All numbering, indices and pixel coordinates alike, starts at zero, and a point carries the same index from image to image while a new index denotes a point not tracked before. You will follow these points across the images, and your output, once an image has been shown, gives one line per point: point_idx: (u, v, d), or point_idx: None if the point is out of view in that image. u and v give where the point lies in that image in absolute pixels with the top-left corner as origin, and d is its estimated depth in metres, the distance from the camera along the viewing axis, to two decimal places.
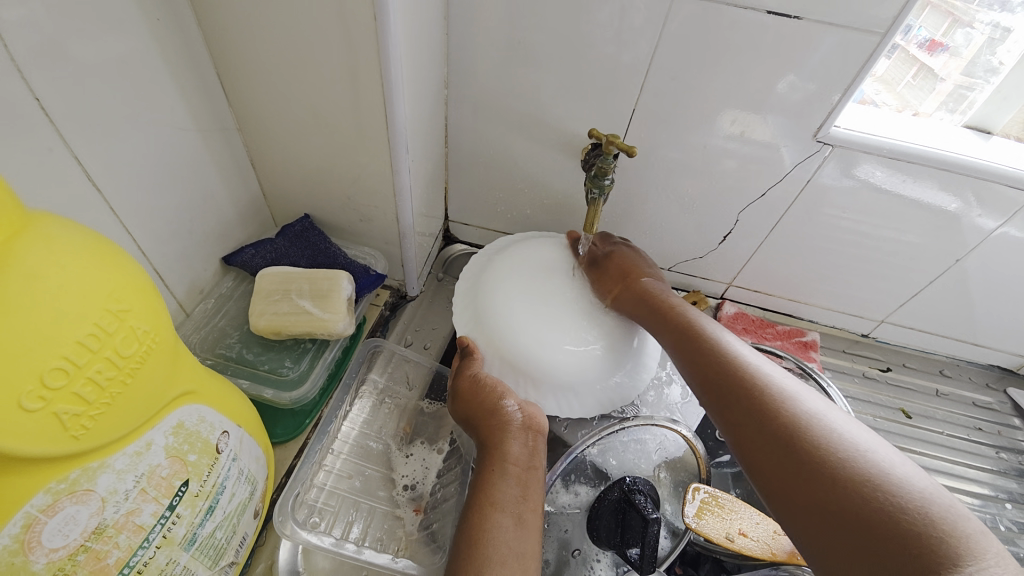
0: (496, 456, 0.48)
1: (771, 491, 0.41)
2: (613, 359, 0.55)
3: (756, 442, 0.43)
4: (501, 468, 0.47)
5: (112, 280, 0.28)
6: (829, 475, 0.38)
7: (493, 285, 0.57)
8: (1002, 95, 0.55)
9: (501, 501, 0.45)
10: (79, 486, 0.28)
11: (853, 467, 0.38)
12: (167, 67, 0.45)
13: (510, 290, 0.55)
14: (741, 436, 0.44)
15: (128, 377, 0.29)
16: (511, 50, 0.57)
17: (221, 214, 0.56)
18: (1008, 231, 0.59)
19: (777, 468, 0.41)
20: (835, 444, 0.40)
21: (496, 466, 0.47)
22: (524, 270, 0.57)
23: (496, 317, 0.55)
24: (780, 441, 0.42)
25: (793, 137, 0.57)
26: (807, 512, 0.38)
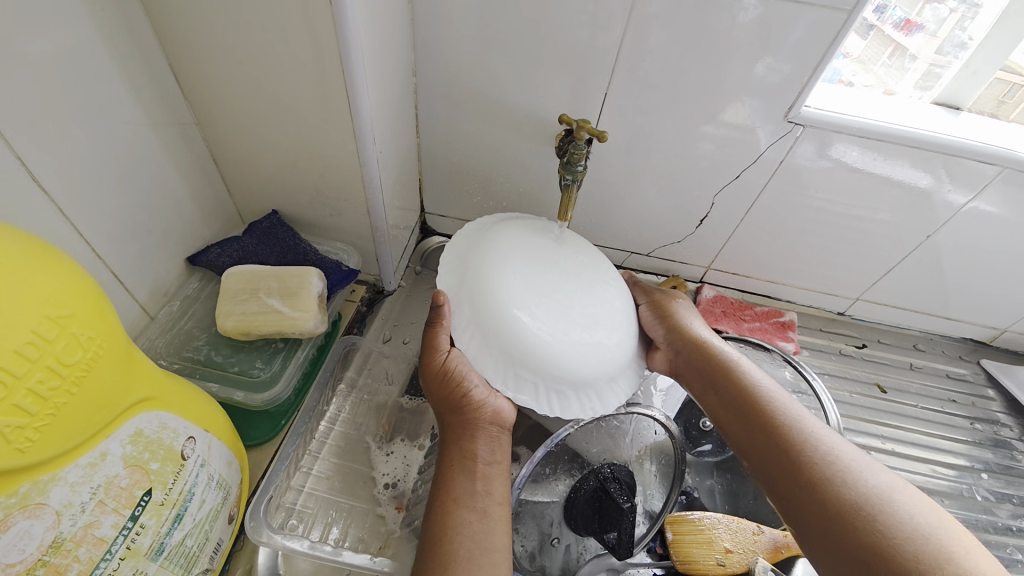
0: (456, 453, 0.48)
1: (808, 536, 0.42)
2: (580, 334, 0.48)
3: (793, 487, 0.45)
4: (461, 463, 0.47)
5: (51, 285, 0.27)
6: (864, 529, 0.40)
7: (499, 240, 0.52)
8: (971, 70, 0.55)
9: (462, 496, 0.45)
10: (31, 500, 0.27)
11: (893, 523, 0.40)
12: (116, 59, 0.43)
13: (512, 246, 0.51)
14: (779, 480, 0.46)
15: (74, 385, 0.27)
16: (478, 36, 0.55)
17: (182, 212, 0.54)
18: (977, 205, 0.60)
19: (814, 511, 0.43)
20: (870, 497, 0.42)
21: (455, 462, 0.47)
22: (534, 240, 0.53)
23: (486, 267, 0.49)
24: (816, 489, 0.43)
25: (767, 118, 0.56)
26: (844, 561, 0.40)
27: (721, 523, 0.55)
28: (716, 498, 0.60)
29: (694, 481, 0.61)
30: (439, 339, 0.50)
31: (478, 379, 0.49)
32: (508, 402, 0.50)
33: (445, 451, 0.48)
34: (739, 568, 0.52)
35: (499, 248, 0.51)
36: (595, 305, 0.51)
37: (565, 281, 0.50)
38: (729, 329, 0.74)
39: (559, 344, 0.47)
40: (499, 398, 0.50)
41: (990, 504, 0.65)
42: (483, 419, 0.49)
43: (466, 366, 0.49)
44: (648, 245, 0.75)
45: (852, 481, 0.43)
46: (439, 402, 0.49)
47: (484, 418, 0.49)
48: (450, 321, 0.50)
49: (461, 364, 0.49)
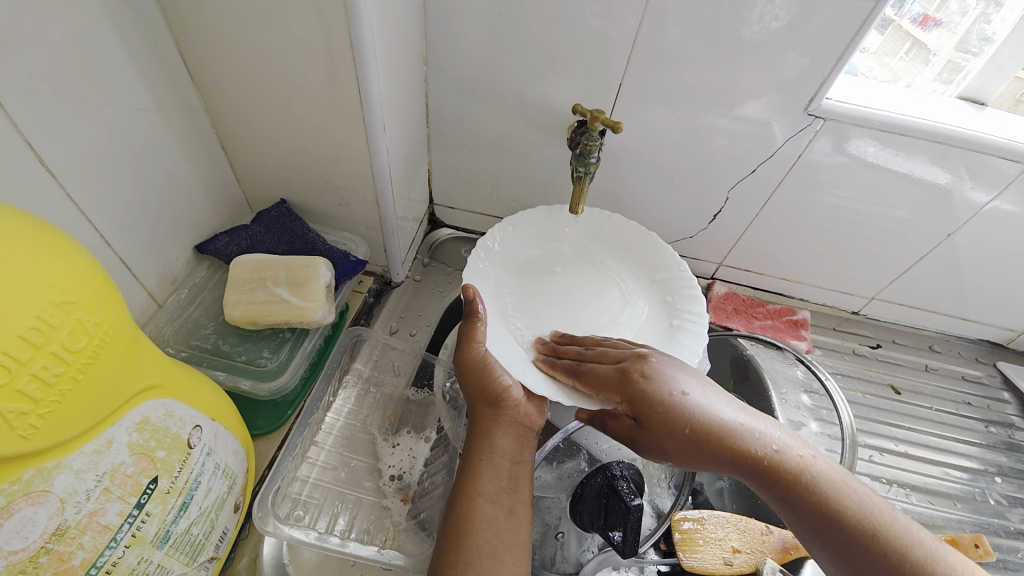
0: (483, 446, 0.48)
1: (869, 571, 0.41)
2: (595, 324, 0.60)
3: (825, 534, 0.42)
4: (490, 458, 0.47)
5: (56, 271, 0.26)
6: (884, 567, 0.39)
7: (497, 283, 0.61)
8: (996, 65, 0.53)
9: (489, 491, 0.45)
10: (35, 487, 0.26)
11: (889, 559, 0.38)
12: (123, 44, 0.42)
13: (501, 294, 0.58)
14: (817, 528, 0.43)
15: (79, 373, 0.27)
16: (492, 23, 0.54)
17: (191, 200, 0.53)
18: (999, 204, 0.58)
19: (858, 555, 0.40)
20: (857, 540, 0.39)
21: (484, 456, 0.47)
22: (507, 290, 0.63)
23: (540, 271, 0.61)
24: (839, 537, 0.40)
25: (784, 111, 0.55)
26: None
27: (729, 522, 0.54)
28: (724, 498, 0.58)
29: (704, 479, 0.58)
30: (477, 334, 0.51)
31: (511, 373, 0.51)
32: (516, 382, 0.51)
33: (472, 447, 0.48)
34: (745, 568, 0.51)
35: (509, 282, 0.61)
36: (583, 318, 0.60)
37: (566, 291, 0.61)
38: (740, 327, 0.73)
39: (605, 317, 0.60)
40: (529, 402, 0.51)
41: (1003, 509, 0.63)
42: (511, 412, 0.50)
43: (499, 364, 0.51)
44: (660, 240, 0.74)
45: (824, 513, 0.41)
46: (474, 395, 0.50)
47: (514, 416, 0.50)
48: (483, 317, 0.51)
49: (494, 363, 0.50)
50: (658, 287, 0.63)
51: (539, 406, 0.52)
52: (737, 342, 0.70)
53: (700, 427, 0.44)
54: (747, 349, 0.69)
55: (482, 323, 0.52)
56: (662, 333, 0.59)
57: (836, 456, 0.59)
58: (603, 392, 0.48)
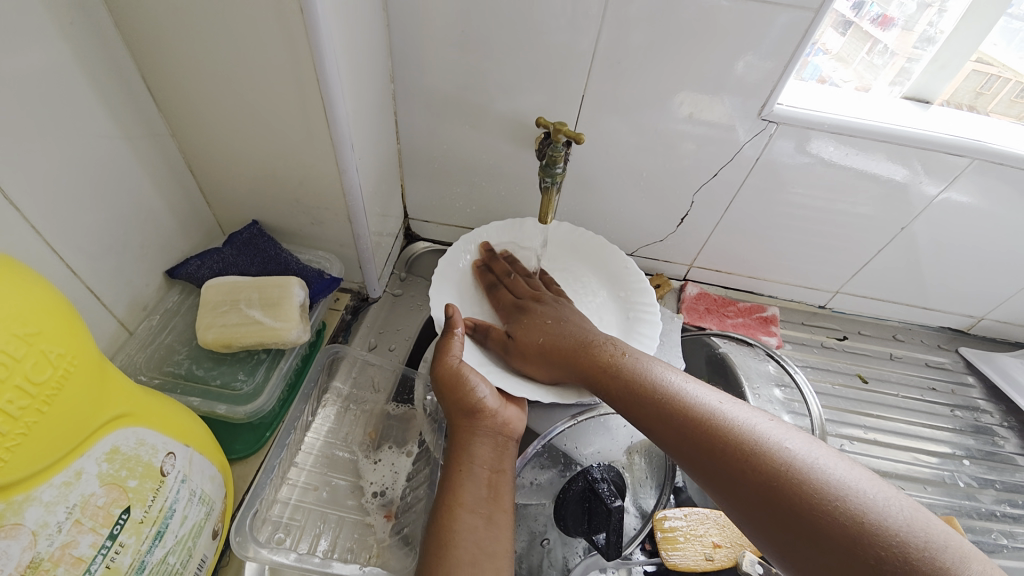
0: (462, 458, 0.49)
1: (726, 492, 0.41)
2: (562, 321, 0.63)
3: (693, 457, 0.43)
4: (468, 468, 0.48)
5: (19, 303, 0.26)
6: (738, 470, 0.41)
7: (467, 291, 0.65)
8: (940, 64, 0.56)
9: (469, 501, 0.46)
10: (4, 521, 0.26)
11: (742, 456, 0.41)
12: (86, 73, 0.43)
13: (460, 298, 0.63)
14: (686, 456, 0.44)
15: (45, 404, 0.27)
16: (456, 40, 0.55)
17: (160, 225, 0.53)
18: (950, 196, 0.61)
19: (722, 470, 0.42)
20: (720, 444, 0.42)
21: (462, 467, 0.48)
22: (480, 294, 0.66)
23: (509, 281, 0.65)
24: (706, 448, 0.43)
25: (742, 115, 0.57)
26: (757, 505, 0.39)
27: (709, 517, 0.55)
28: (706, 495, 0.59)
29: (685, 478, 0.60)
30: (453, 347, 0.53)
31: (487, 384, 0.53)
32: (488, 388, 0.52)
33: (452, 459, 0.49)
34: (727, 563, 0.53)
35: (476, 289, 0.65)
36: None
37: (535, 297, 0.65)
38: (713, 326, 0.75)
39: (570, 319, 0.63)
40: (506, 408, 0.53)
41: (973, 490, 0.65)
42: (490, 422, 0.51)
43: (474, 374, 0.52)
44: (631, 245, 0.75)
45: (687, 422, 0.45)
46: (450, 408, 0.51)
47: (493, 426, 0.51)
48: (459, 330, 0.54)
49: (470, 373, 0.52)
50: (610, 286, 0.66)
51: (514, 413, 0.53)
52: (711, 341, 0.73)
53: (561, 346, 0.55)
54: (721, 347, 0.72)
55: (458, 333, 0.54)
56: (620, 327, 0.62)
57: None
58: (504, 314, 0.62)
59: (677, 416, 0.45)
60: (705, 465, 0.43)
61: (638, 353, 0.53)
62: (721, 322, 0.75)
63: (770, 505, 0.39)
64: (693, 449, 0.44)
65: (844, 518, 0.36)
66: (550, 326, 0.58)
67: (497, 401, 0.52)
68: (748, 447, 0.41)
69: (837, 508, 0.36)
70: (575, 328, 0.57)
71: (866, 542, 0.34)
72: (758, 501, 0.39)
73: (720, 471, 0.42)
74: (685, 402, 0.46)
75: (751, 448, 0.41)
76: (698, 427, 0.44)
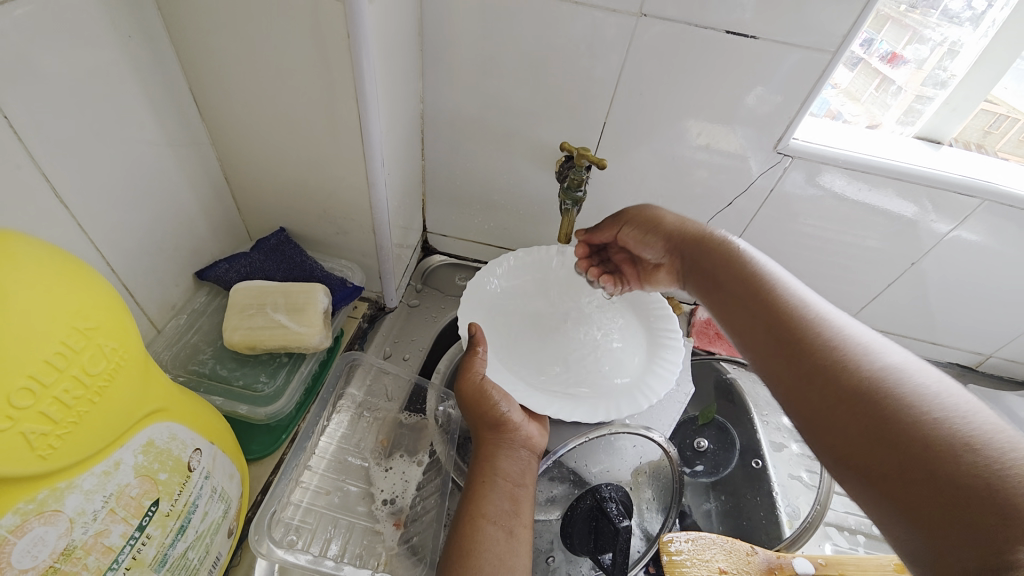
0: (487, 469, 0.50)
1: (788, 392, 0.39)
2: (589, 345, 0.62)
3: (770, 356, 0.42)
4: (492, 481, 0.50)
5: (79, 298, 0.28)
6: (812, 367, 0.38)
7: (491, 307, 0.64)
8: (951, 107, 0.58)
9: (492, 513, 0.47)
10: (47, 507, 0.27)
11: (824, 353, 0.38)
12: (139, 82, 0.45)
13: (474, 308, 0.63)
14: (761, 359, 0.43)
15: (95, 395, 0.29)
16: (486, 64, 0.58)
17: (193, 228, 0.55)
18: (960, 234, 0.62)
19: (795, 369, 0.39)
20: (804, 342, 0.40)
21: (486, 480, 0.50)
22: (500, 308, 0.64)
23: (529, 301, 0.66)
24: (783, 349, 0.41)
25: (758, 147, 0.59)
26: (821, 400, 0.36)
27: (716, 543, 0.55)
28: (710, 519, 0.60)
29: (691, 502, 0.61)
30: (477, 363, 0.54)
31: (511, 400, 0.54)
32: (512, 404, 0.53)
33: (478, 470, 0.51)
34: None
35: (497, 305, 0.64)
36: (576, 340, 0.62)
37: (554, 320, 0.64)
38: (722, 351, 0.75)
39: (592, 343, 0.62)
40: (530, 424, 0.55)
41: None
42: (513, 436, 0.53)
43: (498, 390, 0.53)
44: None
45: (773, 323, 0.43)
46: (476, 421, 0.53)
47: (519, 440, 0.53)
48: (484, 347, 0.54)
49: (493, 389, 0.53)
50: (633, 312, 0.66)
51: (536, 430, 0.55)
52: (720, 366, 0.73)
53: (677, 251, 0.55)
54: (729, 373, 0.73)
55: (481, 350, 0.55)
56: (644, 354, 0.62)
57: (817, 475, 0.62)
58: (602, 227, 0.61)
59: (766, 318, 0.43)
60: (787, 368, 0.40)
61: (763, 258, 0.49)
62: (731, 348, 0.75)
63: (847, 411, 0.34)
64: (779, 353, 0.41)
65: (936, 436, 0.30)
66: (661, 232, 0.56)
67: (522, 416, 0.54)
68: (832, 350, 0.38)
69: (905, 407, 0.32)
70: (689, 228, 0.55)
71: (926, 432, 0.31)
72: (836, 405, 0.35)
73: (801, 376, 0.38)
74: (772, 306, 0.44)
75: (833, 342, 0.38)
76: (790, 333, 0.41)
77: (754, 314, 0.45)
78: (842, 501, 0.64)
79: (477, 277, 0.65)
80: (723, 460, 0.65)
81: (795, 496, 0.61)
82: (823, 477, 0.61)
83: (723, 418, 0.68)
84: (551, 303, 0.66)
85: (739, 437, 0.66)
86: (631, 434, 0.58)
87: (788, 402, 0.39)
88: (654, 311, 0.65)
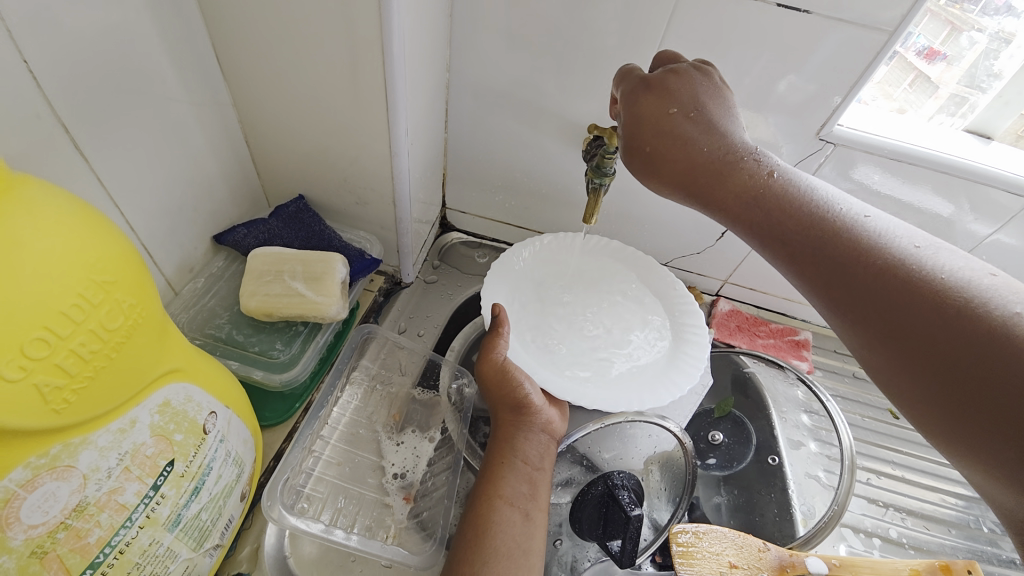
0: (507, 450, 0.50)
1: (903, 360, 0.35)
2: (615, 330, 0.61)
3: (869, 312, 0.37)
4: (511, 462, 0.49)
5: (97, 251, 0.27)
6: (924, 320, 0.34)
7: (514, 287, 0.63)
8: (1004, 100, 0.55)
9: (510, 495, 0.47)
10: (61, 462, 0.27)
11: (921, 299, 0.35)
12: (161, 35, 0.44)
13: (499, 286, 0.61)
14: (862, 314, 0.37)
15: (112, 351, 0.28)
16: (516, 33, 0.55)
17: (212, 190, 0.54)
18: (1000, 237, 0.59)
19: (912, 328, 0.35)
20: (875, 290, 0.37)
21: (505, 460, 0.49)
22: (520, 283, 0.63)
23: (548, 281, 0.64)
24: (876, 302, 0.36)
25: (794, 136, 0.56)
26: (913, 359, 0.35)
27: (727, 537, 0.54)
28: (720, 513, 0.59)
29: (701, 494, 0.61)
30: (499, 345, 0.53)
31: (532, 383, 0.53)
32: (535, 389, 0.53)
33: (497, 450, 0.51)
34: None
35: (516, 283, 0.63)
36: (601, 324, 0.61)
37: (573, 302, 0.63)
38: (742, 345, 0.73)
39: (615, 327, 0.61)
40: (550, 408, 0.54)
41: (997, 537, 0.62)
42: (534, 419, 0.52)
43: (519, 372, 0.53)
44: (667, 255, 0.74)
45: (816, 265, 0.39)
46: (495, 401, 0.53)
47: (538, 423, 0.52)
48: (507, 329, 0.53)
49: (515, 370, 0.52)
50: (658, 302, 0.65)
51: (556, 413, 0.55)
52: (738, 359, 0.72)
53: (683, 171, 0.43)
54: (749, 367, 0.71)
55: (504, 332, 0.53)
56: (667, 346, 0.60)
57: (836, 475, 0.60)
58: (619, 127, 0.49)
59: (813, 260, 0.39)
60: (868, 312, 0.37)
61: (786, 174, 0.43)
62: (751, 343, 0.73)
63: (952, 343, 0.33)
64: (854, 282, 0.37)
65: None
66: (689, 126, 0.43)
67: (543, 400, 0.53)
68: (924, 295, 0.35)
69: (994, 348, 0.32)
70: (709, 127, 0.43)
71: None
72: (933, 336, 0.34)
73: (906, 309, 0.35)
74: (803, 248, 0.40)
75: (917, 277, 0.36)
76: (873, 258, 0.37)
77: (795, 254, 0.40)
78: (860, 504, 0.63)
79: (504, 255, 0.64)
80: (737, 454, 0.64)
81: (811, 495, 0.59)
82: (842, 477, 0.59)
83: (740, 412, 0.67)
84: (573, 286, 0.64)
85: (755, 433, 0.65)
86: (644, 424, 0.57)
87: (879, 337, 0.36)
88: (676, 300, 0.64)
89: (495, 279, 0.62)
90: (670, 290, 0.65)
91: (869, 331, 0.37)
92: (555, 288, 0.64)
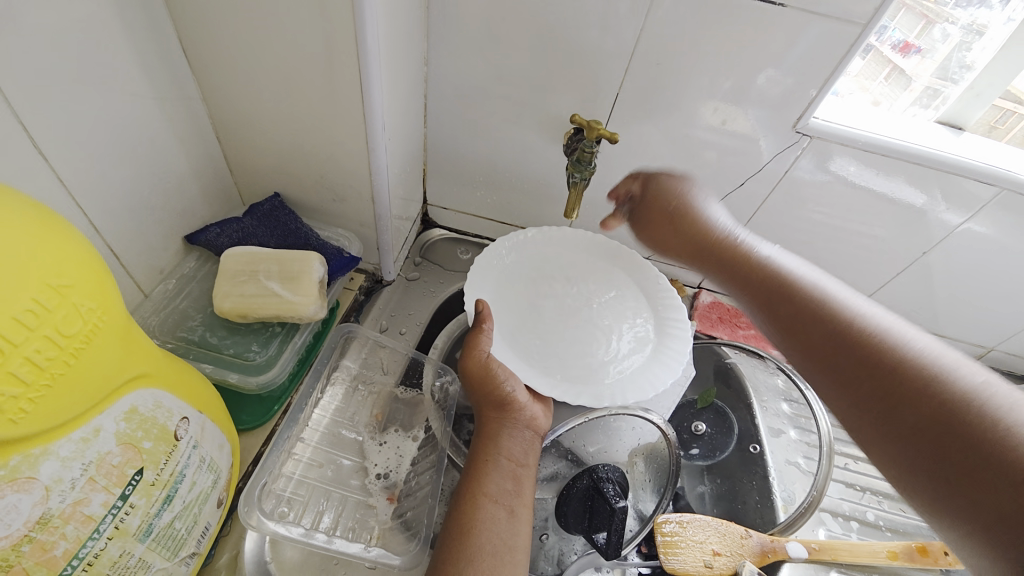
0: (491, 447, 0.50)
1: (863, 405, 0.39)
2: (596, 325, 0.60)
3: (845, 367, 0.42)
4: (496, 459, 0.49)
5: (52, 253, 0.26)
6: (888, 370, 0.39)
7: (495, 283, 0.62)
8: (975, 92, 0.56)
9: (495, 492, 0.47)
10: (21, 473, 0.26)
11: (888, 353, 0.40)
12: (124, 28, 0.42)
13: (481, 283, 0.61)
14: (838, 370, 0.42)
15: (71, 357, 0.27)
16: (494, 26, 0.55)
17: (183, 189, 0.53)
18: (971, 226, 0.60)
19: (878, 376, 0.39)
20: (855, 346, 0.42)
21: (490, 457, 0.49)
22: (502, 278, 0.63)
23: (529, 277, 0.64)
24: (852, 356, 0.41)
25: (772, 129, 0.57)
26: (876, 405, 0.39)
27: (710, 525, 0.55)
28: (704, 502, 0.60)
29: (685, 484, 0.61)
30: (483, 341, 0.52)
31: (515, 380, 0.53)
32: (519, 386, 0.53)
33: (481, 447, 0.50)
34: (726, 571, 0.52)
35: (496, 279, 0.63)
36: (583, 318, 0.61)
37: (555, 297, 0.62)
38: (724, 336, 0.74)
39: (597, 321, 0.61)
40: (534, 405, 0.54)
41: None
42: (518, 416, 0.52)
43: (503, 368, 0.52)
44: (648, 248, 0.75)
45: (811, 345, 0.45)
46: (479, 398, 0.52)
47: (523, 419, 0.52)
48: (490, 325, 0.53)
49: (498, 367, 0.52)
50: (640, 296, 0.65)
51: (540, 409, 0.54)
52: (720, 351, 0.71)
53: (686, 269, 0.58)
54: (730, 358, 0.70)
55: (487, 327, 0.53)
56: (649, 339, 0.61)
57: (815, 461, 0.61)
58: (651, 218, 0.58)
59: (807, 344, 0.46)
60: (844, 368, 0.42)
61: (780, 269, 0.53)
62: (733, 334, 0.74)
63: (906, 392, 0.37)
64: (836, 349, 0.43)
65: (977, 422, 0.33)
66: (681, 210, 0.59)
67: (526, 396, 0.53)
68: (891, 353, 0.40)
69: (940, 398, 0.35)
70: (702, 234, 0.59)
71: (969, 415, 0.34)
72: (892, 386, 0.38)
73: (884, 367, 0.39)
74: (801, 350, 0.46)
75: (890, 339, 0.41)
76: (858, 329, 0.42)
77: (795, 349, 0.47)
78: (838, 488, 0.64)
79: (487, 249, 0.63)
80: (720, 444, 0.64)
81: (792, 481, 0.61)
82: (820, 464, 0.60)
83: (722, 403, 0.67)
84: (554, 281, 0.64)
85: (737, 423, 0.66)
86: (629, 416, 0.57)
87: (848, 394, 0.41)
88: (658, 295, 0.64)
89: (478, 274, 0.61)
90: (652, 283, 0.65)
91: (860, 380, 0.40)
92: (538, 283, 0.63)
